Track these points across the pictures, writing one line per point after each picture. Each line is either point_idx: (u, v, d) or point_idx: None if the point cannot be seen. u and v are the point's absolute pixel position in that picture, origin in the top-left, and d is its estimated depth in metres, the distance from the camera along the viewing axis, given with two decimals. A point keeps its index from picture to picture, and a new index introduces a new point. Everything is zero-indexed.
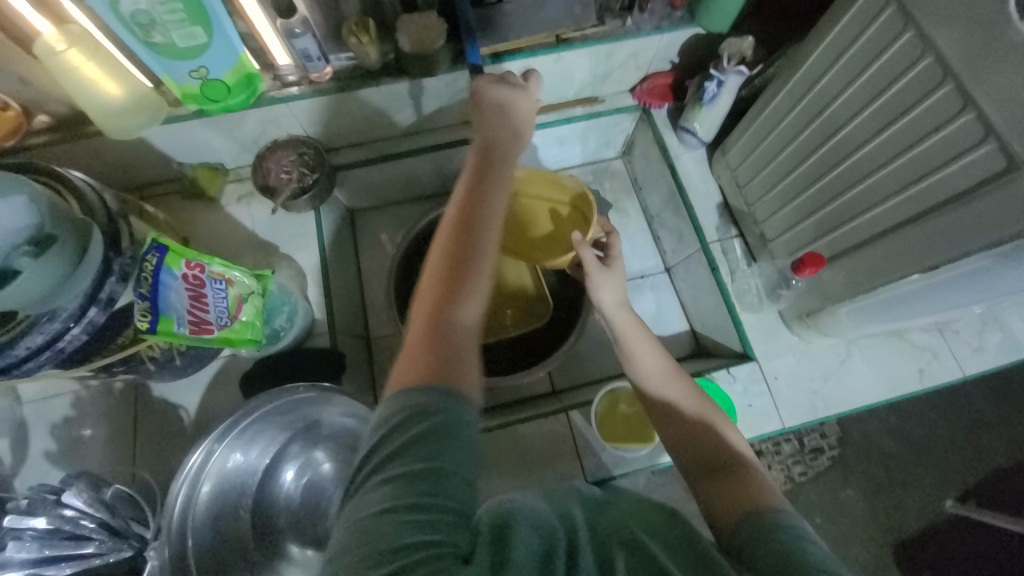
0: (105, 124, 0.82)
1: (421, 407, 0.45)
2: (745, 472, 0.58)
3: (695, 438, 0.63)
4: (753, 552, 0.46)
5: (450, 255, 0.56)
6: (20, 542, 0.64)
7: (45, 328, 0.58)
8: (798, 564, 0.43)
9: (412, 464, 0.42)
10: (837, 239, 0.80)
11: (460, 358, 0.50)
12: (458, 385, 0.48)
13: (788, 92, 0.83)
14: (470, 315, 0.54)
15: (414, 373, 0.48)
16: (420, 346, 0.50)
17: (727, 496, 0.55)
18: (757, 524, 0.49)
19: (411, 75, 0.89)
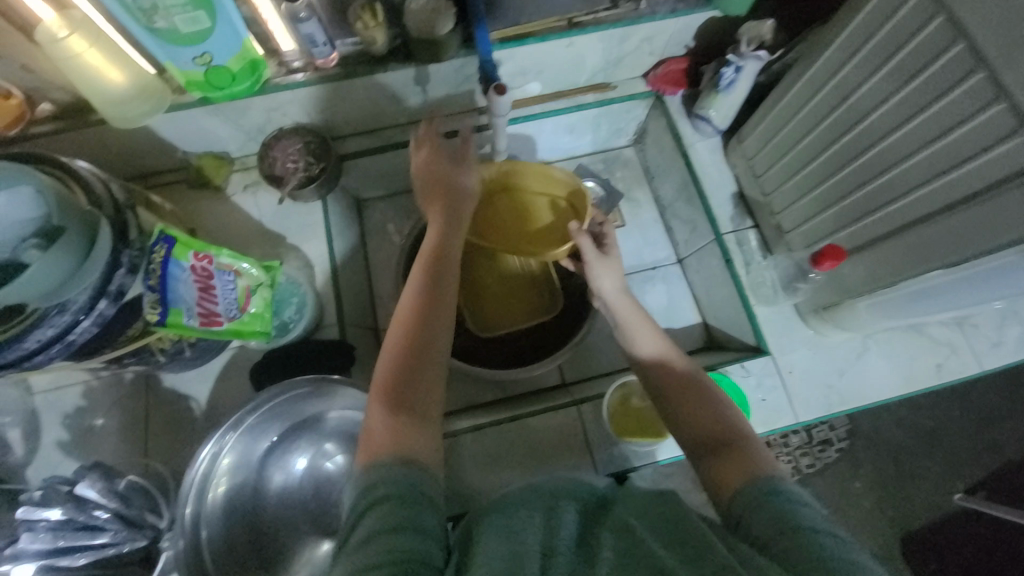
0: (110, 113, 0.80)
1: (389, 481, 0.50)
2: (746, 445, 0.58)
3: (693, 415, 0.64)
4: (749, 521, 0.50)
5: (411, 333, 0.63)
6: (34, 533, 0.65)
7: (54, 321, 0.56)
8: (793, 526, 0.46)
9: (381, 527, 0.45)
10: (860, 230, 0.77)
11: (422, 432, 0.56)
12: (423, 458, 0.54)
13: (811, 78, 0.80)
14: (430, 389, 0.61)
15: (384, 448, 0.53)
16: (388, 424, 0.56)
17: (726, 469, 0.56)
18: (751, 494, 0.52)
19: (419, 60, 0.87)
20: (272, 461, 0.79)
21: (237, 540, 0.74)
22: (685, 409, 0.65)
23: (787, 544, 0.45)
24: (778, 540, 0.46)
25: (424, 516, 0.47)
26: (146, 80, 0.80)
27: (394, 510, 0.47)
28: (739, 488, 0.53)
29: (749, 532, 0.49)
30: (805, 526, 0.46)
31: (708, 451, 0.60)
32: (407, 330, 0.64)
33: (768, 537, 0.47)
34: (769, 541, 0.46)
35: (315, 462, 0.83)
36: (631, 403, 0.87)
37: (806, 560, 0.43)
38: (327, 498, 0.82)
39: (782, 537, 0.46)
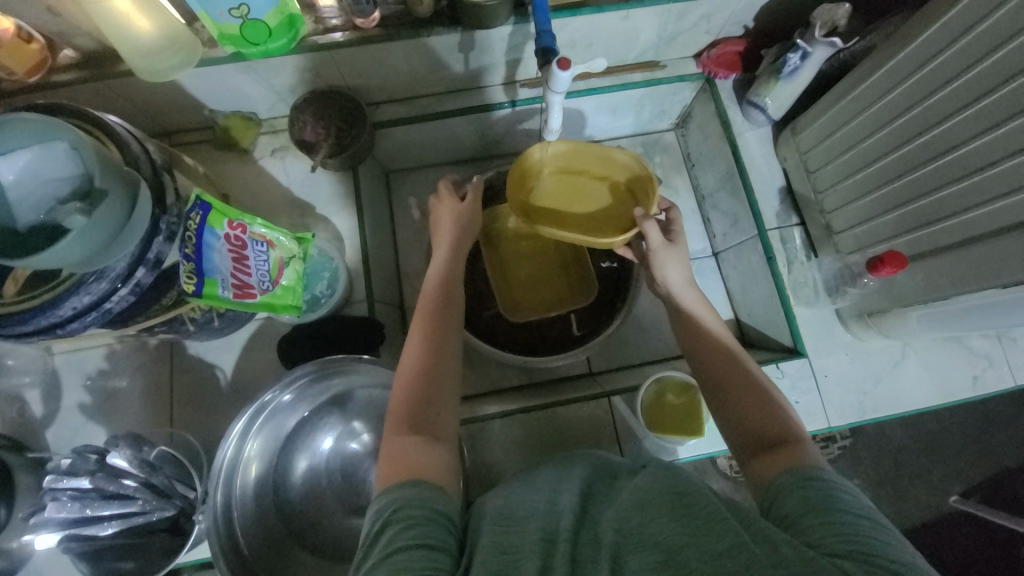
0: (138, 64, 0.74)
1: (404, 502, 0.48)
2: (792, 440, 0.56)
3: (738, 408, 0.62)
4: (782, 505, 0.49)
5: (422, 361, 0.63)
6: (60, 503, 0.63)
7: (91, 288, 0.54)
8: (823, 507, 0.46)
9: (401, 545, 0.44)
10: (921, 238, 0.74)
11: (437, 453, 0.55)
12: (438, 480, 0.52)
13: (883, 74, 0.74)
14: (442, 409, 0.60)
15: (401, 472, 0.52)
16: (403, 445, 0.54)
17: (766, 462, 0.55)
18: (790, 477, 0.51)
19: (465, 26, 0.81)
20: (301, 437, 0.78)
21: (265, 513, 0.73)
22: (729, 405, 0.63)
23: (815, 522, 0.45)
24: (807, 519, 0.45)
25: (439, 527, 0.46)
26: (176, 29, 0.74)
27: (412, 529, 0.45)
28: (778, 477, 0.52)
29: (777, 513, 0.49)
30: (833, 505, 0.46)
31: (754, 448, 0.58)
32: (420, 358, 0.63)
33: (796, 517, 0.47)
34: (797, 520, 0.46)
35: (342, 440, 0.81)
36: (666, 400, 0.86)
37: (834, 537, 0.43)
38: (354, 477, 0.81)
39: (809, 516, 0.46)
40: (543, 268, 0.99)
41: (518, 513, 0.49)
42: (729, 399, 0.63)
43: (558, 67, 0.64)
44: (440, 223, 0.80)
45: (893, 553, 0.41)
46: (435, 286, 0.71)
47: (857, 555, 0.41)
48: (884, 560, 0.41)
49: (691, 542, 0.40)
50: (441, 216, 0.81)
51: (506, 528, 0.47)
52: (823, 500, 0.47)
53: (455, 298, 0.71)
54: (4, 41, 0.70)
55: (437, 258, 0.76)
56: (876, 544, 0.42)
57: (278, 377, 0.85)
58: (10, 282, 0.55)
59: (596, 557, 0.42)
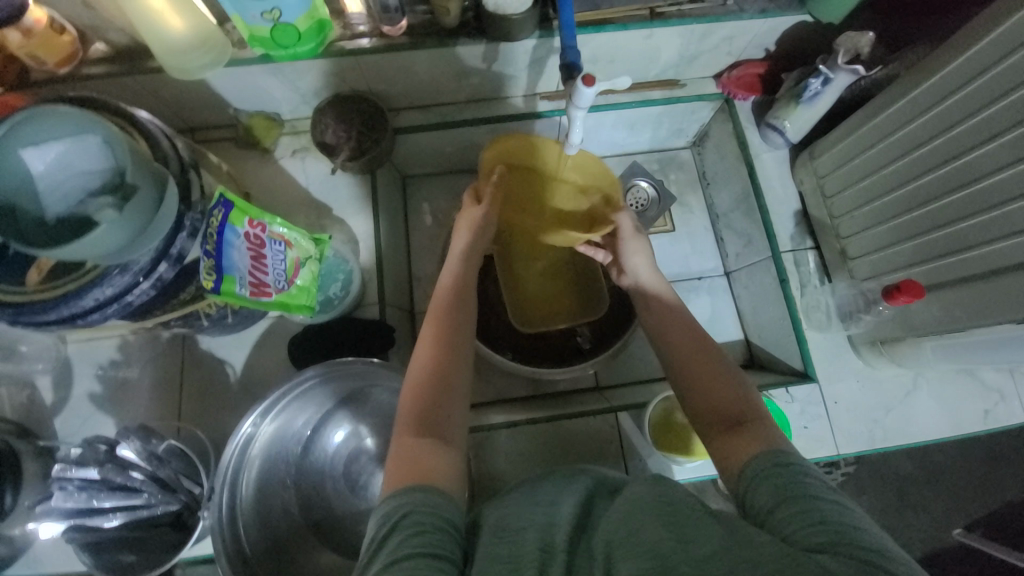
0: (170, 61, 0.76)
1: (413, 507, 0.48)
2: (759, 426, 0.55)
3: (699, 389, 0.61)
4: (754, 495, 0.49)
5: (435, 362, 0.63)
6: (66, 492, 0.64)
7: (115, 281, 0.55)
8: (794, 494, 0.46)
9: (408, 551, 0.44)
10: (939, 269, 0.74)
11: (444, 457, 0.55)
12: (443, 484, 0.52)
13: (904, 104, 0.75)
14: (453, 412, 0.60)
15: (408, 477, 0.52)
16: (413, 449, 0.55)
17: (730, 445, 0.55)
18: (756, 465, 0.51)
19: (490, 37, 0.82)
20: (306, 437, 0.78)
21: (269, 513, 0.73)
22: (692, 385, 0.62)
23: (789, 514, 0.45)
24: (782, 511, 0.45)
25: (448, 538, 0.47)
26: (208, 29, 0.76)
27: (418, 535, 0.46)
28: (743, 470, 0.52)
29: (752, 509, 0.48)
30: (805, 493, 0.46)
31: (717, 429, 0.58)
32: (431, 356, 0.63)
33: (772, 509, 0.46)
34: (772, 512, 0.46)
35: (347, 442, 0.81)
36: (674, 419, 0.85)
37: (808, 528, 0.43)
38: (358, 479, 0.81)
39: (782, 508, 0.45)
40: (541, 290, 0.99)
41: (516, 524, 0.49)
42: (690, 380, 0.63)
43: (583, 83, 0.64)
44: (460, 224, 0.81)
45: (866, 542, 0.41)
46: (448, 284, 0.71)
47: (828, 547, 0.41)
48: (856, 549, 0.40)
49: (678, 548, 0.41)
50: (465, 219, 0.81)
51: (506, 537, 0.47)
52: (796, 487, 0.47)
53: (469, 293, 0.72)
54: (37, 31, 0.72)
55: (456, 256, 0.77)
56: (850, 532, 0.42)
57: (287, 376, 0.86)
58: (34, 270, 0.55)
59: (590, 567, 0.42)
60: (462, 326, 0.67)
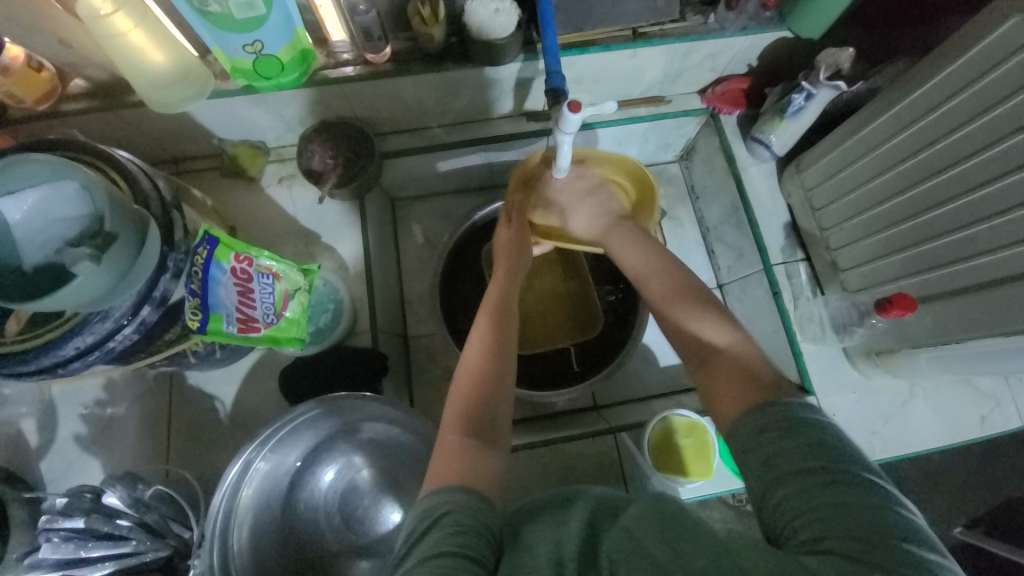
0: (152, 97, 0.75)
1: (451, 507, 0.48)
2: (746, 356, 0.59)
3: (683, 333, 0.66)
4: (751, 452, 0.50)
5: (488, 357, 0.64)
6: (53, 543, 0.62)
7: (96, 328, 0.54)
8: (801, 469, 0.46)
9: (445, 548, 0.44)
10: (930, 281, 0.74)
11: (487, 459, 0.55)
12: (480, 486, 0.51)
13: (889, 118, 0.75)
14: (502, 419, 0.60)
15: (450, 476, 0.52)
16: (456, 449, 0.55)
17: (717, 379, 0.58)
18: (759, 410, 0.52)
19: (475, 61, 0.82)
20: (299, 475, 0.76)
21: (263, 556, 0.71)
22: (676, 324, 0.67)
23: (781, 500, 0.46)
24: (775, 494, 0.46)
25: (484, 542, 0.46)
26: (189, 63, 0.75)
27: (458, 535, 0.46)
28: (741, 416, 0.53)
29: (751, 479, 0.50)
30: (795, 471, 0.46)
31: (703, 364, 0.61)
32: (483, 359, 0.64)
33: (777, 482, 0.47)
34: (766, 494, 0.47)
35: (342, 478, 0.80)
36: (674, 441, 0.84)
37: (800, 518, 0.44)
38: (354, 513, 0.80)
39: (780, 491, 0.46)
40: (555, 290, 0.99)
41: (538, 543, 0.47)
42: (675, 325, 0.67)
43: (569, 109, 0.64)
44: (497, 248, 0.82)
45: (859, 528, 0.41)
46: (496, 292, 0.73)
47: (818, 541, 0.42)
48: (844, 541, 0.41)
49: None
50: (498, 244, 0.83)
51: (519, 555, 0.46)
52: (784, 465, 0.47)
53: (509, 299, 0.73)
54: (13, 68, 0.72)
55: (499, 268, 0.78)
56: (846, 513, 0.42)
57: (279, 410, 0.84)
58: (13, 320, 0.54)
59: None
60: (510, 331, 0.68)
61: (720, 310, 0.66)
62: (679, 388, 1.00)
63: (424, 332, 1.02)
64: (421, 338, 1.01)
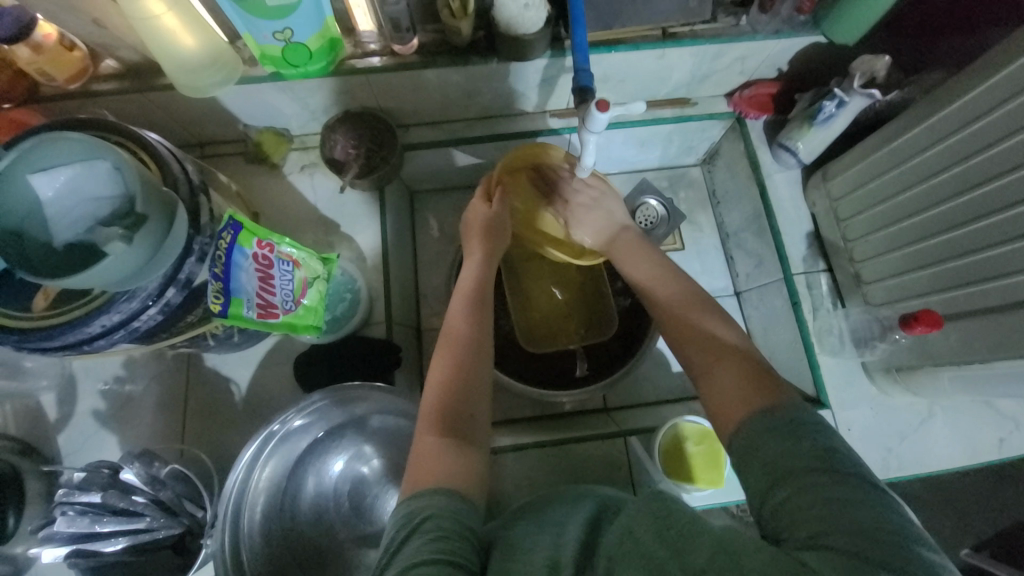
0: (181, 80, 0.76)
1: (434, 510, 0.49)
2: (751, 359, 0.60)
3: (685, 335, 0.66)
4: (749, 460, 0.50)
5: (461, 349, 0.65)
6: (69, 517, 0.64)
7: (122, 307, 0.55)
8: (795, 471, 0.46)
9: (425, 556, 0.44)
10: (958, 299, 0.73)
11: (466, 459, 0.56)
12: (461, 488, 0.52)
13: (921, 131, 0.73)
14: (477, 416, 0.61)
15: (432, 477, 0.52)
16: (436, 448, 0.56)
17: (726, 382, 0.58)
18: (761, 420, 0.51)
19: (502, 56, 0.82)
20: (310, 463, 0.76)
21: (271, 539, 0.72)
22: (680, 327, 0.68)
23: (780, 500, 0.45)
24: (774, 497, 0.46)
25: (469, 547, 0.46)
26: (219, 47, 0.76)
27: (440, 541, 0.45)
28: (746, 420, 0.52)
29: (749, 484, 0.49)
30: (793, 473, 0.46)
31: (705, 370, 0.61)
32: (455, 354, 0.65)
33: (776, 484, 0.46)
34: (766, 495, 0.47)
35: (350, 470, 0.81)
36: (684, 448, 0.83)
37: (800, 515, 0.43)
38: (363, 503, 0.80)
39: (779, 492, 0.46)
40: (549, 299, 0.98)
41: (524, 543, 0.47)
42: (672, 322, 0.69)
43: (597, 108, 0.64)
44: (472, 228, 0.81)
45: (857, 524, 0.41)
46: (471, 283, 0.73)
47: (816, 538, 0.41)
48: (843, 536, 0.40)
49: None
50: (474, 221, 0.81)
51: (512, 552, 0.47)
52: (782, 467, 0.47)
53: (485, 293, 0.73)
54: (46, 47, 0.72)
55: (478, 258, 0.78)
56: (844, 509, 0.42)
57: (292, 397, 0.85)
58: (41, 296, 0.55)
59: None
60: (485, 326, 0.68)
61: (722, 317, 0.66)
62: (691, 395, 0.99)
63: (437, 326, 1.02)
64: (434, 332, 1.01)
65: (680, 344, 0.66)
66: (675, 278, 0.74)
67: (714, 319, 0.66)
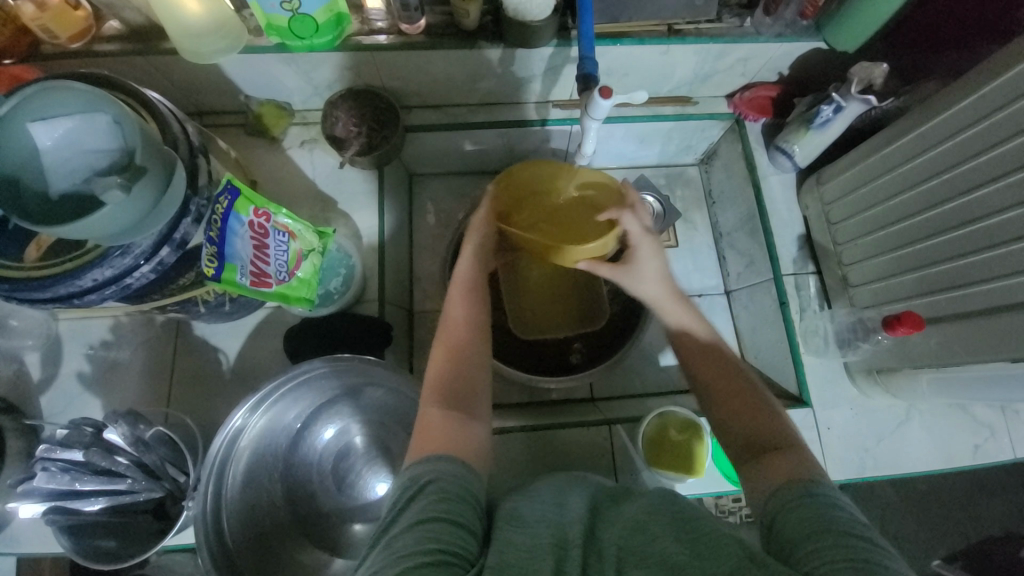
0: (183, 44, 0.75)
1: (441, 475, 0.49)
2: (795, 452, 0.54)
3: (726, 411, 0.61)
4: (783, 518, 0.47)
5: (462, 333, 0.64)
6: (49, 473, 0.64)
7: (114, 262, 0.55)
8: (828, 526, 0.44)
9: (430, 514, 0.45)
10: (940, 302, 0.75)
11: (468, 430, 0.56)
12: (466, 458, 0.52)
13: (912, 140, 0.75)
14: (478, 389, 0.61)
15: (435, 446, 0.53)
16: (439, 420, 0.56)
17: (766, 469, 0.54)
18: (790, 492, 0.49)
19: (508, 42, 0.82)
20: (297, 432, 0.77)
21: (254, 506, 0.72)
22: (725, 409, 0.61)
23: (810, 548, 0.43)
24: (803, 541, 0.45)
25: (470, 512, 0.47)
26: (225, 14, 0.75)
27: (442, 502, 0.46)
28: (769, 495, 0.51)
29: (774, 534, 0.47)
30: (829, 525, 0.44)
31: (750, 453, 0.57)
32: (457, 339, 0.64)
33: (804, 534, 0.45)
34: (797, 543, 0.45)
35: (336, 444, 0.80)
36: (668, 437, 0.84)
37: (835, 563, 0.41)
38: (346, 477, 0.80)
39: (808, 538, 0.44)
40: (559, 305, 0.97)
41: (530, 516, 0.49)
42: (726, 402, 0.62)
43: (600, 95, 0.65)
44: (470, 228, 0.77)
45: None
46: (469, 266, 0.71)
47: None
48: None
49: (694, 562, 0.42)
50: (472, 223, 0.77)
51: (510, 526, 0.48)
52: (819, 519, 0.45)
53: (481, 288, 0.70)
54: (50, 4, 0.71)
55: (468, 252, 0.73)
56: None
57: (282, 369, 0.85)
58: (33, 246, 0.55)
59: (601, 568, 0.43)
60: (480, 316, 0.67)
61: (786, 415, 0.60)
62: (676, 389, 1.00)
63: (429, 309, 1.02)
64: (426, 314, 1.02)
65: (731, 425, 0.60)
66: (732, 361, 0.65)
67: (776, 412, 0.60)
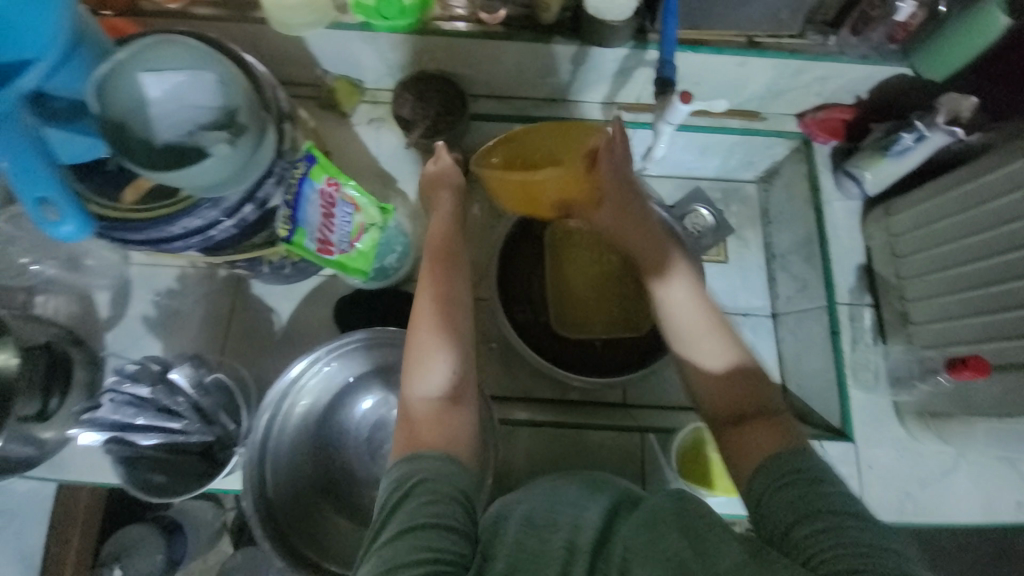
0: (274, 15, 0.79)
1: (426, 477, 0.50)
2: (775, 421, 0.57)
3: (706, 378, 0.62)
4: (769, 507, 0.49)
5: (436, 307, 0.63)
6: (116, 404, 0.68)
7: (203, 214, 0.58)
8: (819, 508, 0.46)
9: (421, 519, 0.46)
10: (1010, 349, 0.72)
11: (459, 419, 0.57)
12: (457, 453, 0.53)
13: (997, 179, 0.73)
14: (464, 374, 0.61)
15: (429, 442, 0.54)
16: (431, 413, 0.57)
17: (750, 436, 0.56)
18: (776, 465, 0.52)
19: (584, 39, 0.83)
20: (339, 397, 0.80)
21: (295, 461, 0.76)
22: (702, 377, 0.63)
23: (807, 533, 0.45)
24: (801, 529, 0.46)
25: (461, 509, 0.48)
26: None
27: (432, 504, 0.47)
28: (750, 478, 0.53)
29: (765, 522, 0.49)
30: (825, 509, 0.46)
31: (729, 420, 0.59)
32: (431, 314, 0.63)
33: (794, 522, 0.46)
34: (790, 527, 0.46)
35: (374, 414, 0.82)
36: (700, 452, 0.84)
37: (836, 551, 0.43)
38: (382, 447, 0.81)
39: (803, 522, 0.46)
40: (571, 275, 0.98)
41: (541, 520, 0.49)
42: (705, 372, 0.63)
43: (681, 100, 0.69)
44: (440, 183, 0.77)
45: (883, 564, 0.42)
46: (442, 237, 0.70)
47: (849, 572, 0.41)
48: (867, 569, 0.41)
49: (698, 557, 0.43)
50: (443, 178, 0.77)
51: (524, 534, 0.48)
52: (807, 504, 0.47)
53: (460, 263, 0.69)
54: None
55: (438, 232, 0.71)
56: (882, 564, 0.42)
57: (329, 336, 0.88)
58: (132, 188, 0.60)
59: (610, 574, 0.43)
60: (458, 290, 0.66)
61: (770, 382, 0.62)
62: None
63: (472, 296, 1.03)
64: None
65: (706, 394, 0.62)
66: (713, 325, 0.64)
67: (759, 377, 0.61)
